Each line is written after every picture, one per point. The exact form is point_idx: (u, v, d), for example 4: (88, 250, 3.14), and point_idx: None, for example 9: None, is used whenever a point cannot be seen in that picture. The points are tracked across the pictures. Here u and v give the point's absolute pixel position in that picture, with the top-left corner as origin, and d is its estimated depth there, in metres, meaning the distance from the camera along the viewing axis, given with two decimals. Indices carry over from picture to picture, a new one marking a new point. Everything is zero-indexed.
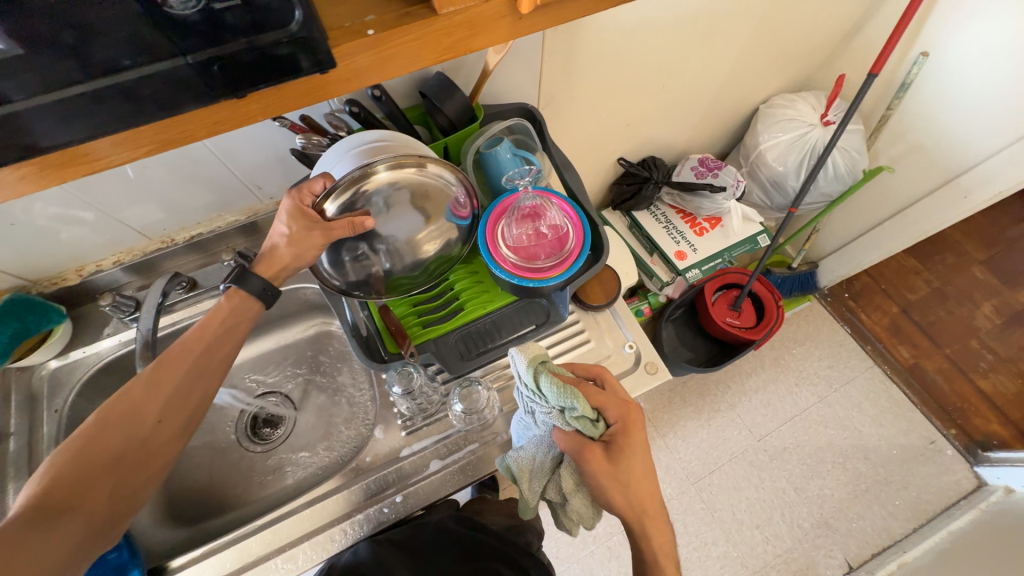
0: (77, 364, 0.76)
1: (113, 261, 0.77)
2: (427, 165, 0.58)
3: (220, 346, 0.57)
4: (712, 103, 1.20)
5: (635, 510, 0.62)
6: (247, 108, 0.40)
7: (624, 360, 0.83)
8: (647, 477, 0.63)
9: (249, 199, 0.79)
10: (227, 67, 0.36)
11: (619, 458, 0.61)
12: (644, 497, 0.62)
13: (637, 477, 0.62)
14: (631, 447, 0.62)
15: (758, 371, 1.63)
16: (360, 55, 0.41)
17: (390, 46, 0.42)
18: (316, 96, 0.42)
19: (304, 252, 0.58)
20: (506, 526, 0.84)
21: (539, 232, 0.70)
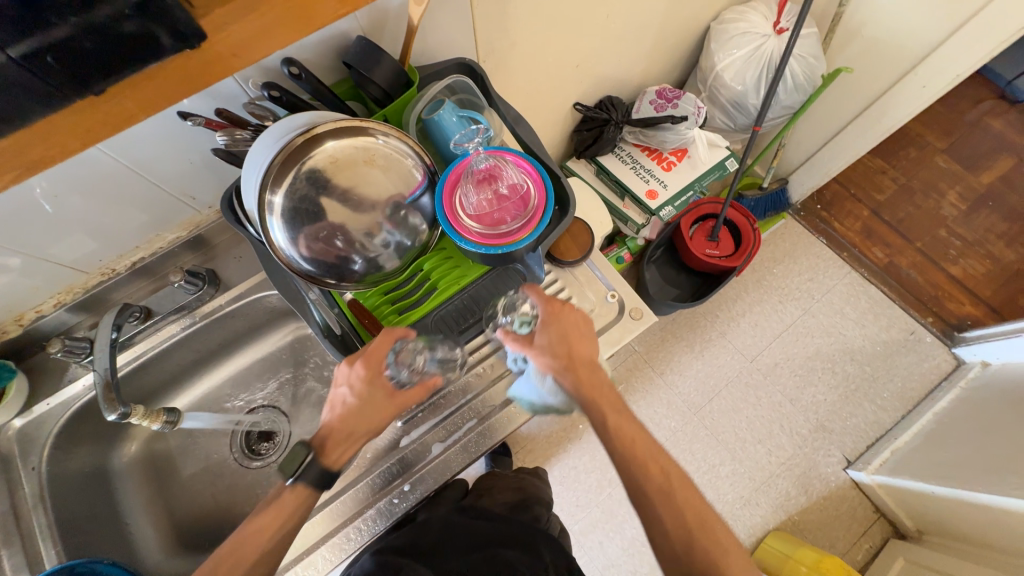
0: (44, 418, 0.71)
1: (54, 303, 0.71)
2: (373, 131, 0.59)
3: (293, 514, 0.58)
4: (661, 28, 1.14)
5: (579, 369, 0.66)
6: (119, 106, 0.39)
7: (606, 310, 0.82)
8: (582, 337, 0.68)
9: (186, 212, 0.73)
10: (63, 56, 0.35)
11: (560, 343, 0.66)
12: (580, 354, 0.67)
13: (571, 337, 0.67)
14: (569, 331, 0.67)
15: (743, 295, 1.65)
16: (235, 29, 0.39)
17: (260, 15, 0.40)
18: (197, 82, 0.41)
19: (354, 433, 0.63)
20: (510, 506, 0.84)
21: (500, 193, 0.66)
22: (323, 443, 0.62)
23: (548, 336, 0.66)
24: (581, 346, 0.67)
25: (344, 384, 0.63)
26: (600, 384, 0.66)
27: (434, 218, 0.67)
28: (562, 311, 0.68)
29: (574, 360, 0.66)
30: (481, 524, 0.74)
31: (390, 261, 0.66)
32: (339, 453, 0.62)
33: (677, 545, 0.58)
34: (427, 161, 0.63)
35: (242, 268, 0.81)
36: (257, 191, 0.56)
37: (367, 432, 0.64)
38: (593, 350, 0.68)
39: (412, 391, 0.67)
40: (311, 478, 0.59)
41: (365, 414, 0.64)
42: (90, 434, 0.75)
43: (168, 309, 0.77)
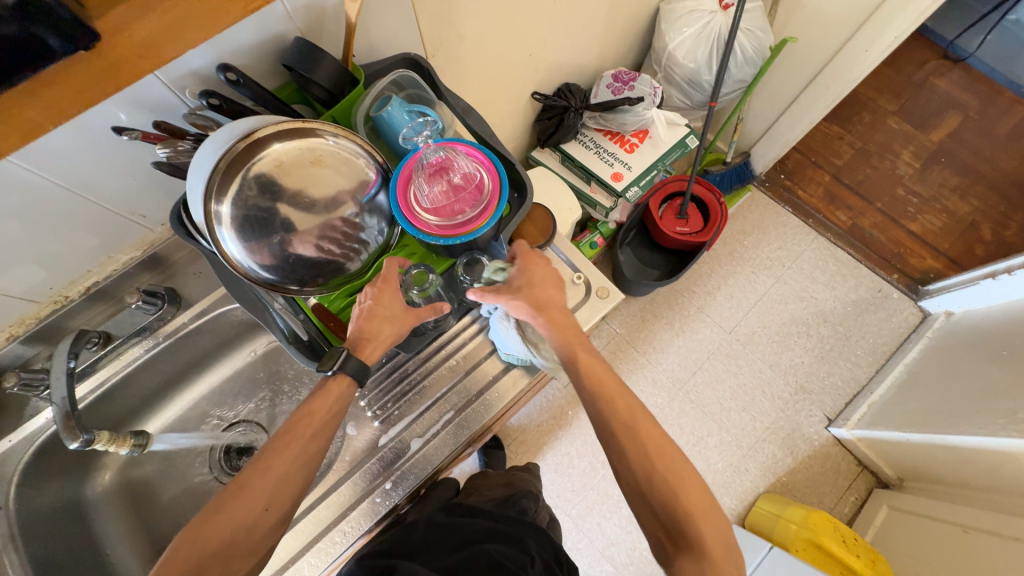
0: (7, 456, 0.69)
1: (7, 336, 0.69)
2: (319, 131, 0.58)
3: (318, 434, 0.58)
4: (611, 10, 1.15)
5: (544, 313, 0.67)
6: (17, 116, 0.40)
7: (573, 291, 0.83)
8: (548, 284, 0.70)
9: (138, 231, 0.71)
10: None
11: (529, 286, 0.69)
12: (546, 298, 0.69)
13: (539, 282, 0.70)
14: (538, 279, 0.70)
15: (717, 269, 1.69)
16: (137, 27, 0.41)
17: (163, 13, 0.42)
18: (99, 92, 0.43)
19: (380, 335, 0.64)
20: (497, 502, 0.84)
21: (456, 182, 0.66)
22: (354, 343, 0.63)
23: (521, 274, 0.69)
24: (548, 291, 0.69)
25: (368, 297, 0.64)
26: (569, 327, 0.67)
27: (393, 216, 0.67)
28: (532, 262, 0.71)
29: (544, 304, 0.68)
30: (470, 522, 0.74)
31: (359, 261, 0.67)
32: (369, 351, 0.64)
33: (638, 477, 0.58)
34: (379, 158, 0.63)
35: (204, 284, 0.80)
36: (207, 201, 0.54)
37: (392, 335, 0.65)
38: (559, 298, 0.70)
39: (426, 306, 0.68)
40: (351, 370, 0.61)
41: (388, 323, 0.65)
42: (59, 467, 0.73)
43: (129, 331, 0.75)
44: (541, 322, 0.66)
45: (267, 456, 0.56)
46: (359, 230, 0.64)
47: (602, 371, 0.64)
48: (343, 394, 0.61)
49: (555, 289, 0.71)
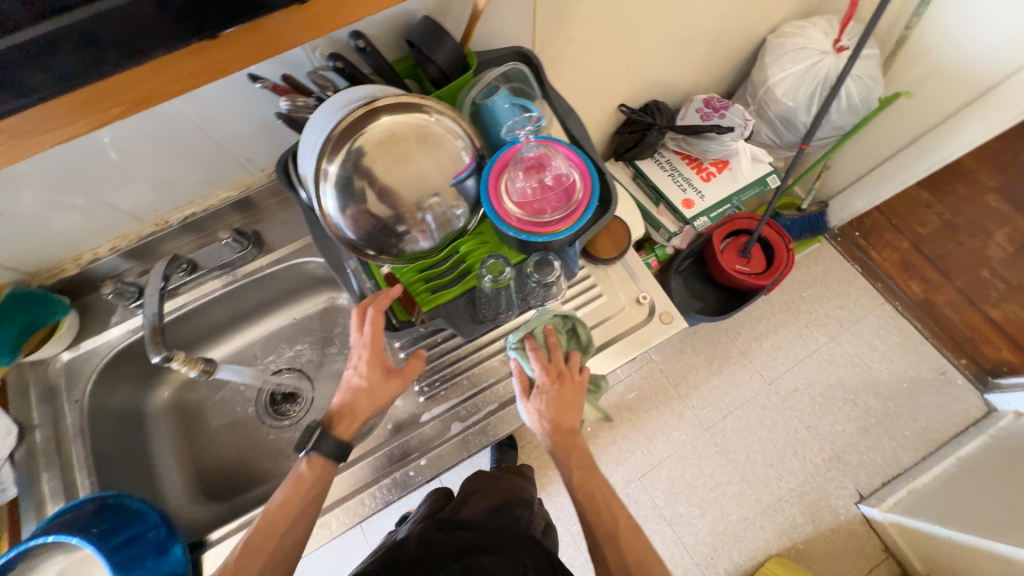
0: (89, 356, 0.74)
1: (109, 247, 0.76)
2: (427, 107, 0.60)
3: (298, 523, 0.61)
4: (716, 36, 1.13)
5: (556, 434, 0.67)
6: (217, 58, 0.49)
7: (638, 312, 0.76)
8: (573, 408, 0.68)
9: (240, 172, 0.76)
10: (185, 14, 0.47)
11: (553, 409, 0.67)
12: (567, 422, 0.67)
13: (564, 403, 0.67)
14: (564, 400, 0.67)
15: (769, 315, 1.63)
16: None
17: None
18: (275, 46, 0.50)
19: (355, 412, 0.64)
20: (487, 512, 0.85)
21: (541, 183, 0.65)
22: (331, 418, 0.64)
23: (540, 403, 0.67)
24: (571, 416, 0.68)
25: (354, 372, 0.65)
26: (577, 450, 0.68)
27: (477, 200, 0.68)
28: (559, 382, 0.68)
29: (559, 429, 0.67)
30: (459, 532, 0.74)
31: (433, 239, 0.67)
32: (342, 426, 0.64)
33: None
34: (476, 144, 0.64)
35: (287, 232, 0.83)
36: (319, 160, 0.58)
37: (368, 409, 0.65)
38: (578, 419, 0.69)
39: (408, 369, 0.67)
40: (324, 451, 0.63)
41: (371, 394, 0.65)
42: (129, 375, 0.79)
43: (212, 264, 0.80)
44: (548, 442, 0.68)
45: (245, 555, 0.58)
46: (440, 208, 0.64)
47: (597, 490, 0.67)
48: (319, 477, 0.63)
49: (578, 408, 0.69)
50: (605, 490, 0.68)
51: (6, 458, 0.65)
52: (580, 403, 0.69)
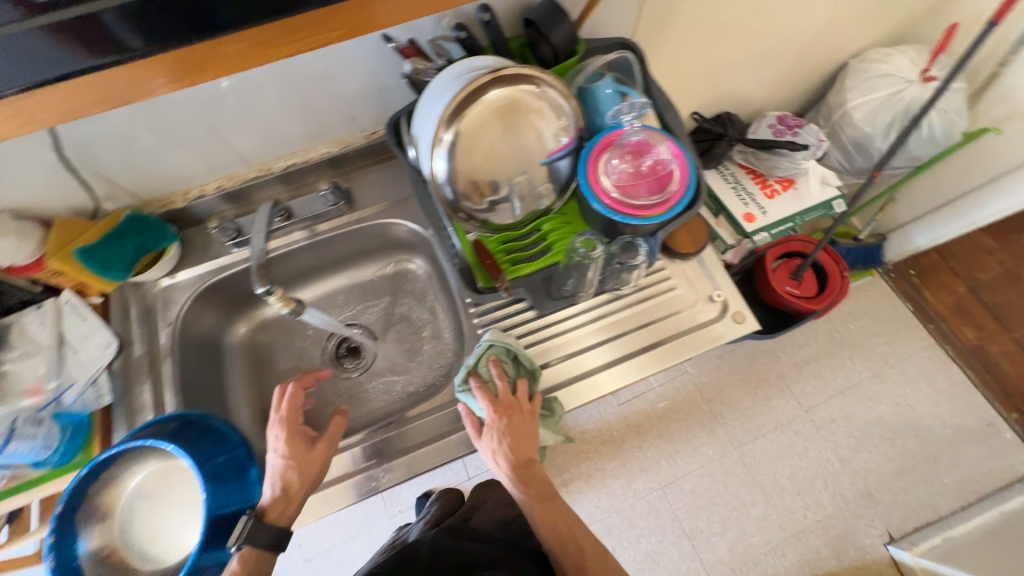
0: (185, 284, 0.79)
1: (216, 186, 0.81)
2: (542, 84, 0.63)
3: None
4: (801, 53, 1.13)
5: (513, 471, 0.69)
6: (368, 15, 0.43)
7: (710, 309, 0.77)
8: (526, 443, 0.69)
9: (343, 129, 0.81)
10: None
11: (507, 447, 0.68)
12: (522, 456, 0.70)
13: (517, 439, 0.68)
14: (518, 433, 0.69)
15: (811, 343, 1.60)
16: None
17: None
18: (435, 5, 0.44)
19: (289, 494, 0.66)
20: (501, 528, 0.84)
21: (633, 168, 0.67)
22: (263, 507, 0.65)
23: (494, 440, 0.68)
24: (526, 448, 0.70)
25: (277, 457, 0.68)
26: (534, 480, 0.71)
27: (566, 180, 0.71)
28: (510, 418, 0.69)
29: (515, 463, 0.69)
30: (471, 544, 0.73)
31: (516, 213, 0.71)
32: (276, 508, 0.65)
33: None
34: (579, 125, 0.67)
35: (375, 191, 0.86)
36: (434, 124, 0.62)
37: (303, 484, 0.67)
38: (531, 451, 0.71)
39: (330, 431, 0.71)
40: (259, 543, 0.61)
41: (308, 469, 0.69)
42: (216, 308, 0.83)
43: (307, 214, 0.82)
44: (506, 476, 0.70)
45: None
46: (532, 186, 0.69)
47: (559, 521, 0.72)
48: (263, 558, 0.62)
49: (531, 442, 0.70)
50: (566, 517, 0.73)
51: (105, 369, 0.71)
52: (533, 435, 0.70)
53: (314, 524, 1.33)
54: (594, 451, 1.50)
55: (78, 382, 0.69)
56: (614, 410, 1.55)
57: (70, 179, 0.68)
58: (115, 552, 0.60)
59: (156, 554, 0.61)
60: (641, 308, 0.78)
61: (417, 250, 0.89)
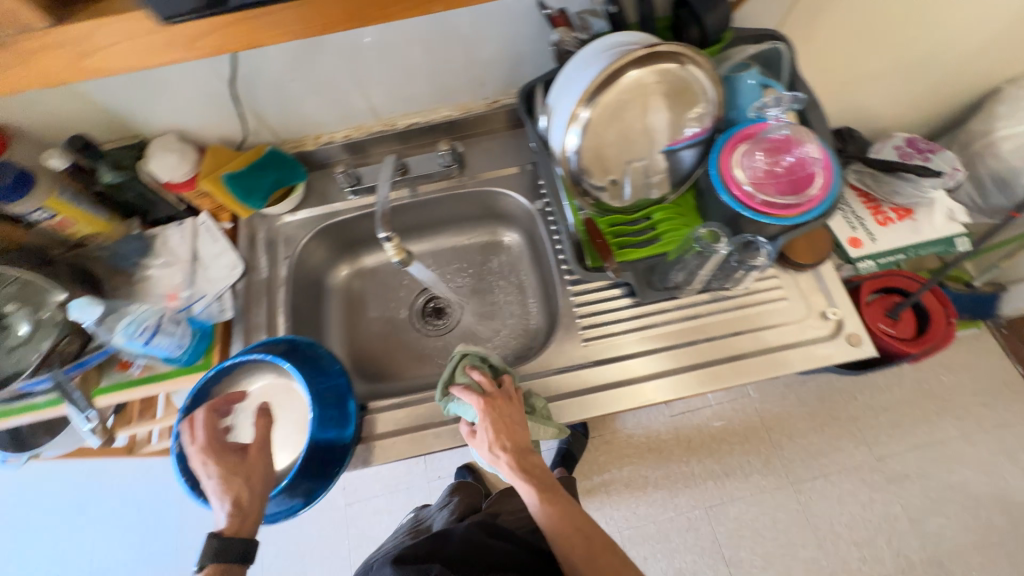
0: (304, 222, 0.85)
1: (343, 135, 0.86)
2: (690, 67, 0.61)
3: None
4: (951, 70, 1.03)
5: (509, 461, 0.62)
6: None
7: (824, 327, 0.71)
8: (516, 430, 0.63)
9: (468, 95, 0.83)
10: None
11: (499, 433, 0.62)
12: (518, 445, 0.62)
13: (507, 427, 0.62)
14: (508, 421, 0.63)
15: (895, 389, 1.47)
16: None
17: None
18: None
19: (238, 505, 0.57)
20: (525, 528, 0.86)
21: (767, 168, 0.63)
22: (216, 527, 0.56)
23: (485, 428, 0.62)
24: (520, 435, 0.62)
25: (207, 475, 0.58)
26: (535, 471, 0.62)
27: (685, 171, 0.71)
28: (498, 404, 0.63)
29: (513, 449, 0.62)
30: (497, 544, 0.74)
31: (628, 195, 0.71)
32: (233, 526, 0.56)
33: None
34: (717, 113, 0.65)
35: (485, 159, 0.88)
36: (572, 105, 0.62)
37: (248, 493, 0.58)
38: (525, 441, 0.63)
39: (259, 435, 0.61)
40: (228, 552, 0.54)
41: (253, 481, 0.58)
42: (324, 249, 0.88)
43: (423, 171, 0.85)
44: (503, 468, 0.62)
45: None
46: (653, 170, 0.68)
47: (564, 514, 0.61)
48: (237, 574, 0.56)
49: (522, 430, 0.64)
50: (574, 512, 0.62)
51: (229, 287, 0.77)
52: (523, 424, 0.64)
53: (359, 473, 1.37)
54: (638, 458, 1.47)
55: (207, 295, 0.76)
56: (665, 421, 1.50)
57: (228, 109, 0.74)
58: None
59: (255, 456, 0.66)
60: (741, 313, 0.73)
61: (516, 223, 0.90)
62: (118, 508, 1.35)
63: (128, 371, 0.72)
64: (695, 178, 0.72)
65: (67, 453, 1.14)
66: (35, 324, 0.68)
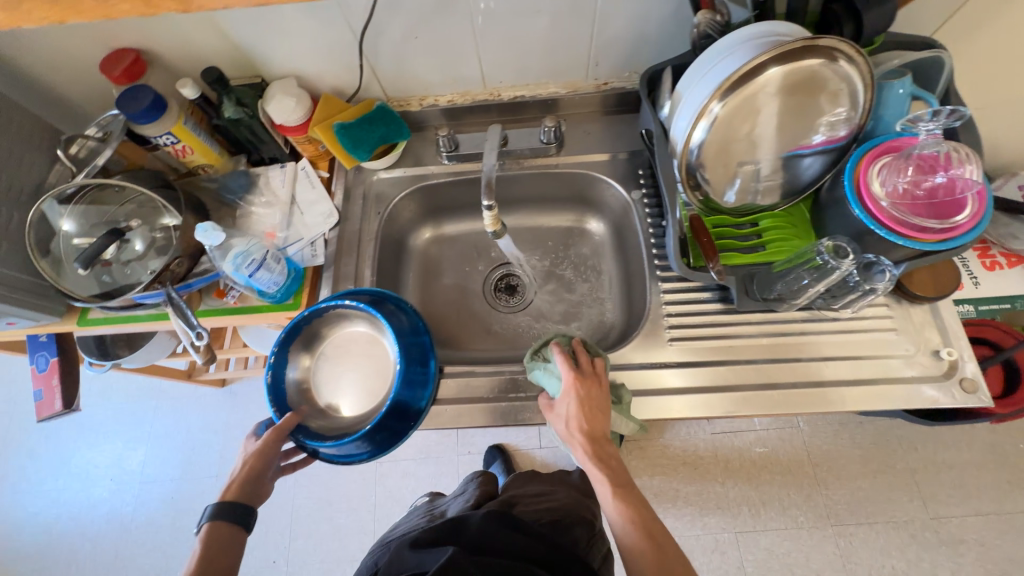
0: (398, 181, 0.86)
1: (448, 99, 0.86)
2: (846, 66, 0.57)
3: None
4: None
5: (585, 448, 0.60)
6: None
7: (932, 367, 0.66)
8: (597, 417, 0.62)
9: (580, 73, 0.81)
10: None
11: (581, 414, 0.62)
12: (597, 433, 0.61)
13: (589, 410, 0.62)
14: (592, 406, 0.62)
15: (962, 447, 1.37)
16: None
17: None
18: None
19: (249, 475, 0.60)
20: (544, 522, 0.84)
21: (905, 189, 0.58)
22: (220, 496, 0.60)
23: (569, 407, 0.62)
24: (598, 424, 0.62)
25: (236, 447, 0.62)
26: (611, 466, 0.60)
27: (802, 179, 0.68)
28: (587, 385, 0.63)
29: (591, 438, 0.61)
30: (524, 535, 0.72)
31: (733, 197, 0.69)
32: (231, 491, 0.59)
33: None
34: (855, 124, 0.62)
35: (585, 142, 0.86)
36: (701, 99, 0.60)
37: (255, 466, 0.61)
38: (603, 433, 0.62)
39: (284, 423, 0.63)
40: (217, 518, 0.57)
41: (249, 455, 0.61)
42: (411, 211, 0.89)
43: (523, 146, 0.84)
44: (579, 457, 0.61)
45: None
46: (769, 174, 0.66)
47: (640, 519, 0.57)
48: (236, 539, 0.57)
49: (602, 420, 0.62)
50: (653, 522, 0.57)
51: (324, 235, 0.80)
52: (604, 413, 0.63)
53: None
54: (671, 470, 1.43)
55: (302, 239, 0.79)
56: (705, 437, 1.45)
57: (348, 61, 0.76)
58: (306, 380, 0.70)
59: (338, 398, 0.70)
60: (839, 336, 0.69)
61: (604, 211, 0.89)
62: (173, 427, 1.45)
63: (224, 299, 0.76)
64: (815, 188, 0.69)
65: (140, 369, 1.23)
66: (149, 243, 0.72)
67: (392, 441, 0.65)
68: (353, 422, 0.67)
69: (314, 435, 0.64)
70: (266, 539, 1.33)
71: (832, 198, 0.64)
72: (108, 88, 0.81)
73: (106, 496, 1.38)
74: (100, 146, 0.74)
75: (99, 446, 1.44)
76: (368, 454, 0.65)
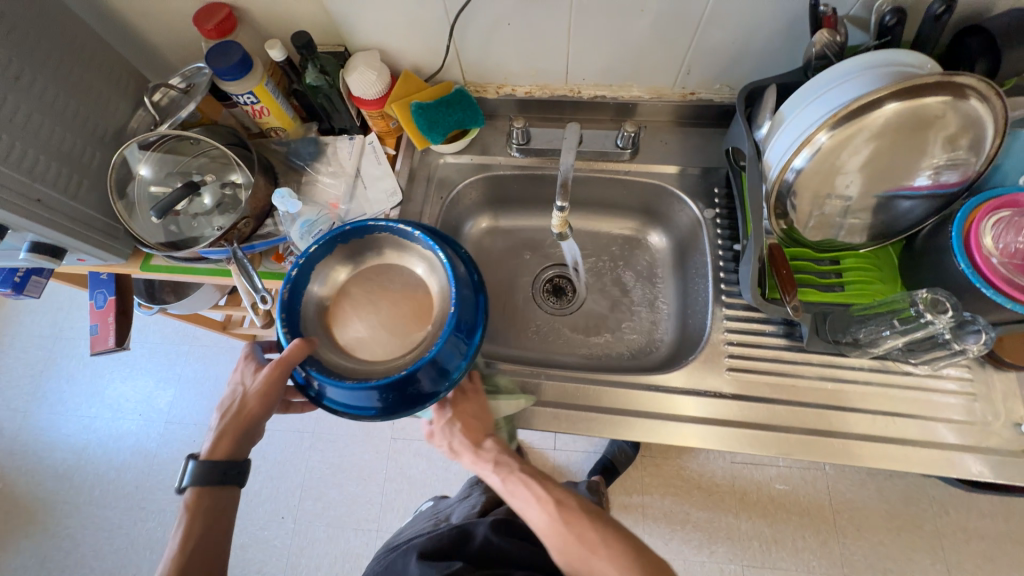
0: (464, 167, 0.85)
1: (525, 90, 0.83)
2: (978, 106, 0.52)
3: (205, 540, 0.57)
4: None
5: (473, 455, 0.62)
6: None
7: (1013, 441, 0.61)
8: (472, 425, 0.64)
9: (668, 79, 0.78)
10: None
11: (458, 427, 0.63)
12: (479, 439, 0.63)
13: (463, 419, 0.64)
14: (466, 416, 0.64)
15: (998, 518, 1.29)
16: None
17: None
18: None
19: (243, 425, 0.60)
20: None
21: (1017, 249, 0.55)
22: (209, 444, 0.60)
23: (447, 425, 0.63)
24: (479, 429, 0.64)
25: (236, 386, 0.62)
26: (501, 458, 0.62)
27: (898, 222, 0.63)
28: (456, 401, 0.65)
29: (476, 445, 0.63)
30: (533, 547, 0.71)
31: (818, 232, 0.65)
32: (212, 447, 0.59)
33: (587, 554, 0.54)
34: (970, 172, 0.58)
35: (661, 152, 0.82)
36: (806, 128, 0.57)
37: (246, 416, 0.60)
38: (484, 434, 0.64)
39: (291, 356, 0.56)
40: (203, 475, 0.58)
41: (241, 411, 0.60)
42: (471, 199, 0.88)
43: (594, 148, 0.81)
44: (473, 465, 0.63)
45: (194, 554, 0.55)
46: (865, 212, 0.62)
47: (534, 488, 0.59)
48: (217, 501, 0.59)
49: (481, 423, 0.64)
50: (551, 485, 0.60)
51: (385, 213, 0.79)
52: (480, 417, 0.65)
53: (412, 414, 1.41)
54: (684, 493, 1.40)
55: (364, 214, 0.79)
56: (724, 466, 1.41)
57: (435, 41, 0.74)
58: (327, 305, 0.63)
59: (357, 330, 0.62)
60: (910, 393, 0.65)
61: (668, 226, 0.86)
62: (203, 374, 1.50)
63: (282, 264, 0.77)
64: (910, 233, 0.65)
65: (183, 315, 1.26)
66: (218, 200, 0.73)
67: (390, 407, 0.57)
68: (355, 367, 0.59)
69: (324, 370, 0.57)
70: (273, 500, 1.36)
71: (932, 248, 0.60)
72: (195, 41, 0.82)
73: (133, 429, 1.44)
74: (182, 97, 0.75)
75: (132, 381, 1.50)
76: (359, 401, 0.57)
